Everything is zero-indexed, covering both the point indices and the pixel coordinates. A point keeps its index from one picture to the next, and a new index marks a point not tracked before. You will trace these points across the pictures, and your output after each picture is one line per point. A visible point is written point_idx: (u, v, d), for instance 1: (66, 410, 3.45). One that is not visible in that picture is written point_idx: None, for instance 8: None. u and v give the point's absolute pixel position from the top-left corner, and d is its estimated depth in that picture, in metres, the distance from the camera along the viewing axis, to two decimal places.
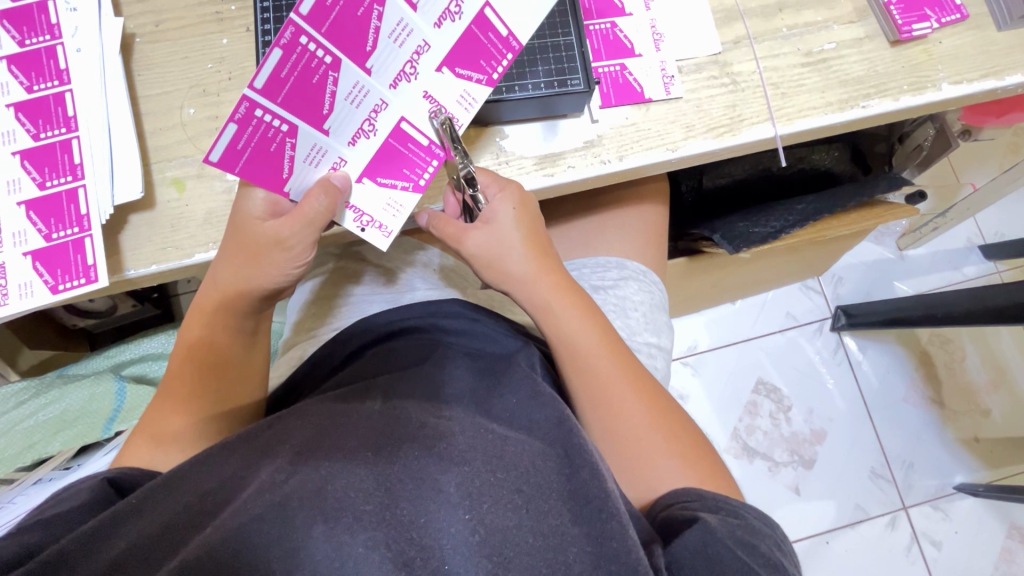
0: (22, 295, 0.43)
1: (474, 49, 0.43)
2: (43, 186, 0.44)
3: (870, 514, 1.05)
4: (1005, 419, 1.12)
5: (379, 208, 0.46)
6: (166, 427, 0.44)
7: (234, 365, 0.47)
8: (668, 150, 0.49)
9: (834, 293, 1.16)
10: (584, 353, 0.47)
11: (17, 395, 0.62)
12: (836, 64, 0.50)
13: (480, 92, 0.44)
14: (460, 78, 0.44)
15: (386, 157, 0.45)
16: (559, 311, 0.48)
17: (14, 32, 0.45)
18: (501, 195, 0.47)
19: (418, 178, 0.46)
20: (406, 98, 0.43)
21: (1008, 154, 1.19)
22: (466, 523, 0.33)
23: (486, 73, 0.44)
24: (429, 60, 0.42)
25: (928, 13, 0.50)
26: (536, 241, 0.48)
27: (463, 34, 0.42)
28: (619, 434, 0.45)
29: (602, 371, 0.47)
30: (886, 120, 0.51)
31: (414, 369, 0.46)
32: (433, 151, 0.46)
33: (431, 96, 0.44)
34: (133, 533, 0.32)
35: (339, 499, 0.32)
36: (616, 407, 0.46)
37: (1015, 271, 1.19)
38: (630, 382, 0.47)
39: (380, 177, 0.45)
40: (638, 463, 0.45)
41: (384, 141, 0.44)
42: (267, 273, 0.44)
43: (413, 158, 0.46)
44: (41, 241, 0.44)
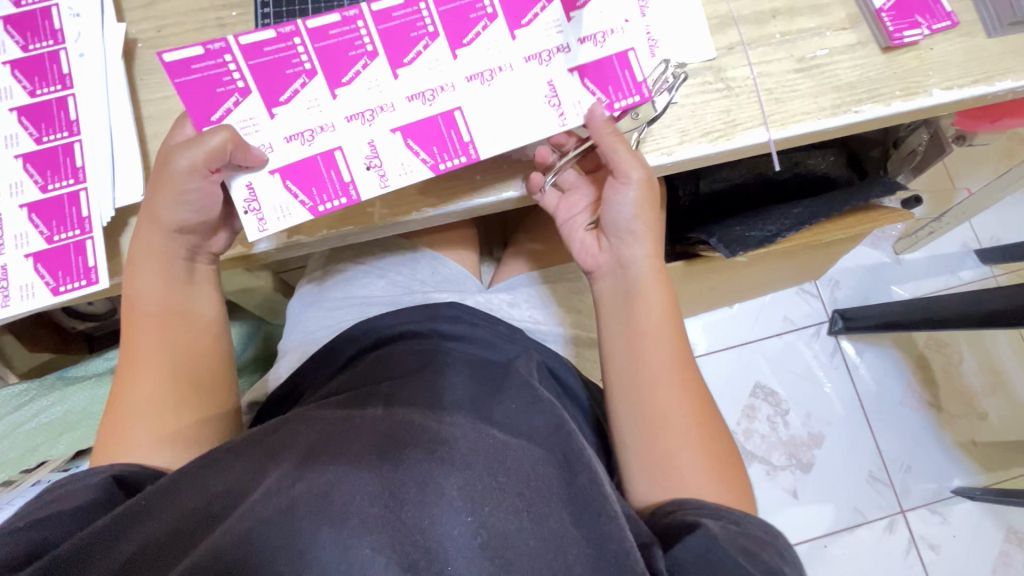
0: (22, 297, 0.43)
1: (436, 134, 0.46)
2: (45, 189, 0.45)
3: (868, 518, 1.05)
4: (1002, 422, 1.12)
5: (271, 205, 0.45)
6: (137, 388, 0.44)
7: (185, 318, 0.47)
8: (663, 154, 0.49)
9: (832, 297, 1.16)
10: (664, 335, 0.48)
11: (17, 396, 0.62)
12: (828, 70, 0.51)
13: (415, 165, 0.46)
14: (406, 150, 0.46)
15: (307, 171, 0.45)
16: (651, 291, 0.48)
17: (17, 37, 0.46)
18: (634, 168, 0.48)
19: (320, 203, 0.45)
20: (353, 139, 0.46)
21: (1003, 158, 1.20)
22: (468, 526, 0.33)
23: (433, 158, 0.46)
24: (390, 119, 0.46)
25: (919, 20, 0.51)
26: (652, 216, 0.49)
27: (427, 119, 0.46)
28: (667, 418, 0.45)
29: (671, 362, 0.47)
30: (878, 125, 0.52)
31: (416, 374, 0.47)
32: (349, 189, 0.45)
33: (373, 145, 0.46)
34: (144, 535, 0.32)
35: (345, 503, 0.32)
36: (672, 401, 0.46)
37: (1010, 275, 1.19)
38: (689, 384, 0.47)
39: (290, 180, 0.45)
40: (667, 463, 0.45)
41: (313, 156, 0.45)
42: (170, 206, 0.44)
43: (327, 183, 0.45)
44: (42, 243, 0.44)
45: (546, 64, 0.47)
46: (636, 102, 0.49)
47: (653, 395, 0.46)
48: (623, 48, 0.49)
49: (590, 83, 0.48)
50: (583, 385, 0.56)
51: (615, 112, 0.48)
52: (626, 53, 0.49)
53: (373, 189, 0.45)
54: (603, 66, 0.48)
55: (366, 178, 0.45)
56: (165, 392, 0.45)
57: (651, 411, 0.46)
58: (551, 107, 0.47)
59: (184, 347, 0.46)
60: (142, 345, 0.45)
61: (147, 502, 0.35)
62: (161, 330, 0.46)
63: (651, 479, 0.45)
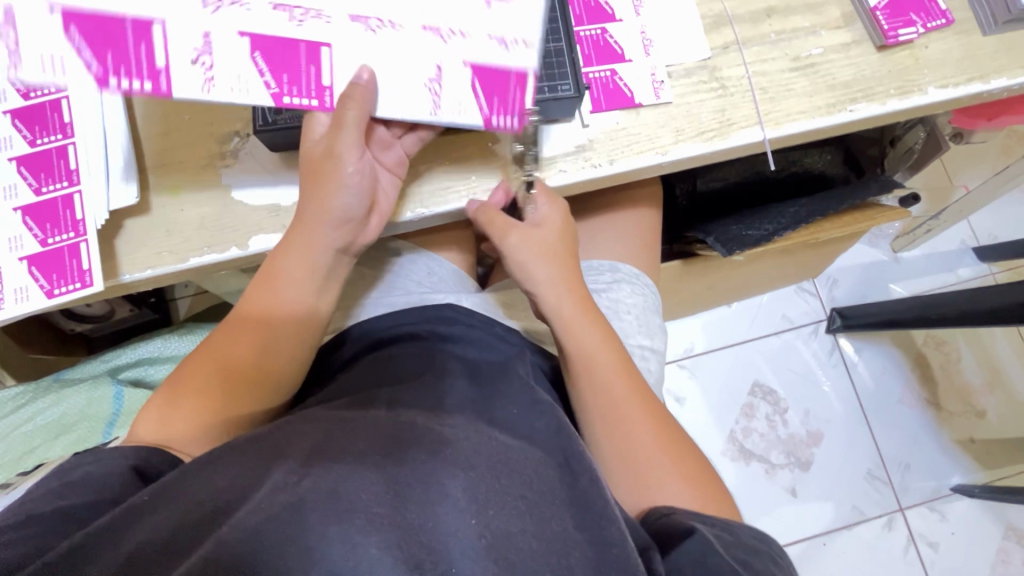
0: (17, 300, 0.43)
1: (290, 61, 0.40)
2: (39, 191, 0.44)
3: (867, 515, 1.05)
4: (1000, 420, 1.12)
5: (38, 55, 0.37)
6: (226, 375, 0.46)
7: (275, 327, 0.46)
8: (657, 154, 0.49)
9: (829, 296, 1.16)
10: (593, 365, 0.49)
11: (14, 399, 0.61)
12: (823, 69, 0.51)
13: (253, 85, 0.40)
14: (245, 61, 0.39)
15: (108, 34, 0.38)
16: (580, 325, 0.49)
17: None
18: (549, 207, 0.49)
19: (110, 78, 0.38)
20: (186, 20, 0.39)
21: (1002, 155, 1.20)
22: (473, 527, 0.33)
23: (276, 83, 0.40)
24: (239, 18, 0.39)
25: (914, 18, 0.51)
26: (563, 250, 0.51)
27: (286, 41, 0.40)
28: (618, 440, 0.47)
29: (610, 386, 0.48)
30: (874, 124, 0.52)
31: (417, 376, 0.47)
32: (158, 77, 0.38)
33: (206, 38, 0.39)
34: (145, 530, 0.32)
35: (351, 501, 0.32)
36: (626, 424, 0.47)
37: (1008, 273, 1.20)
38: (635, 400, 0.48)
39: (76, 30, 0.37)
40: (641, 477, 0.45)
41: (119, 16, 0.38)
42: (333, 195, 0.43)
43: (130, 56, 0.38)
44: (36, 246, 0.43)
45: (442, 42, 0.42)
46: (512, 127, 0.45)
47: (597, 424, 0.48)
48: (523, 67, 0.44)
49: (477, 86, 0.43)
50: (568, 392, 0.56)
51: (491, 127, 0.44)
52: (527, 75, 0.44)
53: (189, 90, 0.39)
54: (500, 75, 0.44)
55: (185, 74, 0.39)
56: (239, 393, 0.46)
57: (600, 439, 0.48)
58: (427, 90, 0.43)
59: (286, 352, 0.47)
60: (255, 338, 0.46)
61: (149, 496, 0.34)
62: (265, 324, 0.46)
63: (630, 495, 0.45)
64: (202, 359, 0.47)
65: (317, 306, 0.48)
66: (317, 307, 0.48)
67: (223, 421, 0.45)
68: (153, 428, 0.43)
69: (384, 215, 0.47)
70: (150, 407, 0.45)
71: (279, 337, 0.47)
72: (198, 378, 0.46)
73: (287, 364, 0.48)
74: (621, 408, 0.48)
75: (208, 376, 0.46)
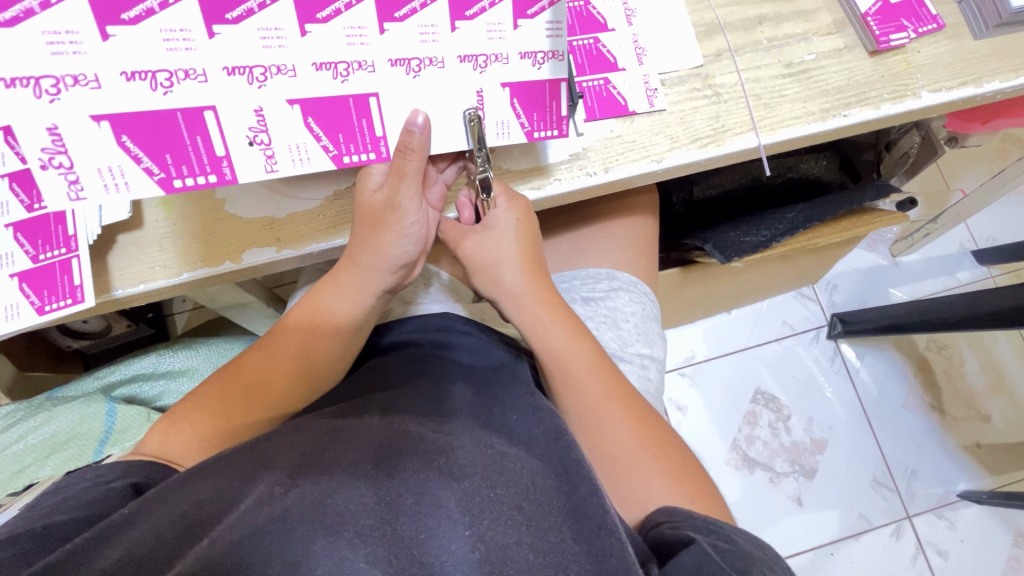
0: (8, 317, 0.42)
1: (343, 119, 0.40)
2: (32, 208, 0.43)
3: (874, 524, 1.04)
4: (1006, 425, 1.11)
5: (92, 168, 0.35)
6: (256, 398, 0.46)
7: (313, 358, 0.48)
8: (652, 161, 0.49)
9: (829, 301, 1.16)
10: (574, 371, 0.48)
11: (4, 418, 0.61)
12: (816, 74, 0.51)
13: (315, 152, 0.40)
14: (304, 130, 0.40)
15: (159, 131, 0.36)
16: (549, 325, 0.48)
17: None
18: (508, 207, 0.46)
19: (175, 174, 0.37)
20: (233, 99, 0.37)
21: (996, 159, 1.21)
22: (467, 539, 0.32)
23: (337, 147, 0.41)
24: (287, 86, 0.38)
25: (905, 23, 0.51)
26: (531, 258, 0.49)
27: (336, 102, 0.40)
28: (606, 446, 0.46)
29: (590, 389, 0.48)
30: (868, 129, 0.52)
31: (411, 385, 0.47)
32: (221, 166, 0.38)
33: (261, 115, 0.38)
34: (126, 543, 0.30)
35: (340, 513, 0.31)
36: (604, 428, 0.47)
37: (1008, 275, 1.19)
38: (618, 398, 0.48)
39: (128, 136, 0.35)
40: (628, 480, 0.45)
41: (171, 111, 0.36)
42: (392, 244, 0.44)
43: (190, 152, 0.37)
44: (28, 263, 0.43)
45: (481, 70, 0.42)
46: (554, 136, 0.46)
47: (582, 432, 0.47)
48: (558, 77, 0.44)
49: (518, 104, 0.44)
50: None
51: (531, 136, 0.45)
52: (560, 81, 0.45)
53: (253, 173, 0.39)
54: (535, 89, 0.44)
55: (245, 155, 0.39)
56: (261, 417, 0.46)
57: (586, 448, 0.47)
58: (468, 117, 0.43)
59: (319, 380, 0.49)
60: (294, 364, 0.48)
61: (137, 509, 0.34)
62: (306, 354, 0.48)
63: (617, 499, 0.45)
64: (234, 378, 0.47)
65: (354, 342, 0.50)
66: (355, 342, 0.50)
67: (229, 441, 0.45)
68: (164, 442, 0.43)
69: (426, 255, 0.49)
70: (166, 421, 0.44)
71: (315, 366, 0.48)
72: (222, 398, 0.46)
73: (315, 391, 0.49)
74: (598, 411, 0.47)
75: (237, 400, 0.46)
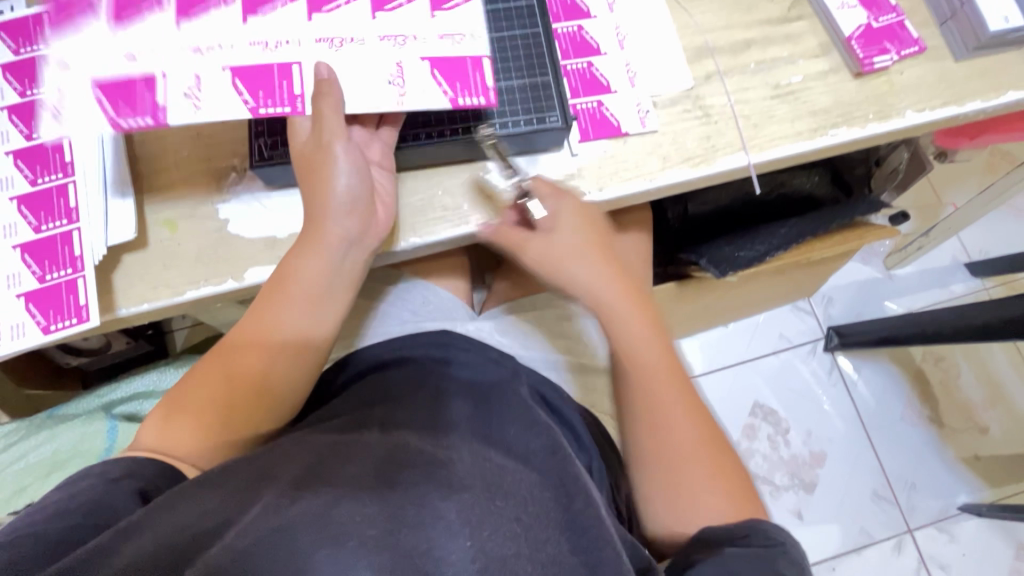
0: (13, 337, 0.43)
1: (267, 81, 0.42)
2: (38, 230, 0.44)
3: (875, 538, 1.03)
4: (1004, 436, 1.11)
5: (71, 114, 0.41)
6: (240, 383, 0.45)
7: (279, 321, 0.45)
8: (645, 180, 0.50)
9: (825, 313, 1.17)
10: (641, 368, 0.47)
11: (7, 437, 0.61)
12: (803, 96, 0.52)
13: (232, 102, 0.41)
14: (227, 90, 0.41)
15: (124, 86, 0.41)
16: (620, 320, 0.48)
17: (16, 83, 0.46)
18: (560, 204, 0.48)
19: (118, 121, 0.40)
20: (183, 64, 0.41)
21: (987, 172, 1.23)
22: (468, 549, 0.32)
23: (256, 102, 0.41)
24: (223, 56, 0.41)
25: (888, 46, 0.53)
26: (604, 253, 0.49)
27: (261, 66, 0.42)
28: (665, 449, 0.45)
29: (656, 388, 0.46)
30: (855, 147, 0.53)
31: (410, 399, 0.48)
32: (155, 112, 0.40)
33: (198, 76, 0.41)
34: (136, 549, 0.31)
35: (344, 524, 0.32)
36: (666, 430, 0.46)
37: (1002, 287, 1.20)
38: (682, 402, 0.46)
39: (98, 88, 0.41)
40: (679, 485, 0.44)
41: (129, 77, 0.41)
42: (330, 185, 0.44)
43: (139, 100, 0.40)
44: (34, 283, 0.43)
45: (400, 45, 0.43)
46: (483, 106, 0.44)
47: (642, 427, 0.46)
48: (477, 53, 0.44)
49: (438, 74, 0.43)
50: (580, 415, 0.54)
51: (456, 105, 0.43)
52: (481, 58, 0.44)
53: (185, 118, 0.40)
54: (455, 62, 0.43)
55: (179, 105, 0.40)
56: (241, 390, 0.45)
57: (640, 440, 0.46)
58: (393, 86, 0.42)
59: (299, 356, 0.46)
60: (267, 340, 0.45)
61: (142, 518, 0.34)
62: (277, 323, 0.45)
63: (664, 503, 0.44)
64: (214, 361, 0.46)
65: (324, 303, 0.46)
66: (329, 310, 0.47)
67: (218, 419, 0.44)
68: (162, 436, 0.43)
69: (388, 207, 0.47)
70: (160, 413, 0.45)
71: (282, 330, 0.46)
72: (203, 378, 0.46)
73: (292, 359, 0.46)
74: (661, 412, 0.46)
75: (218, 377, 0.45)
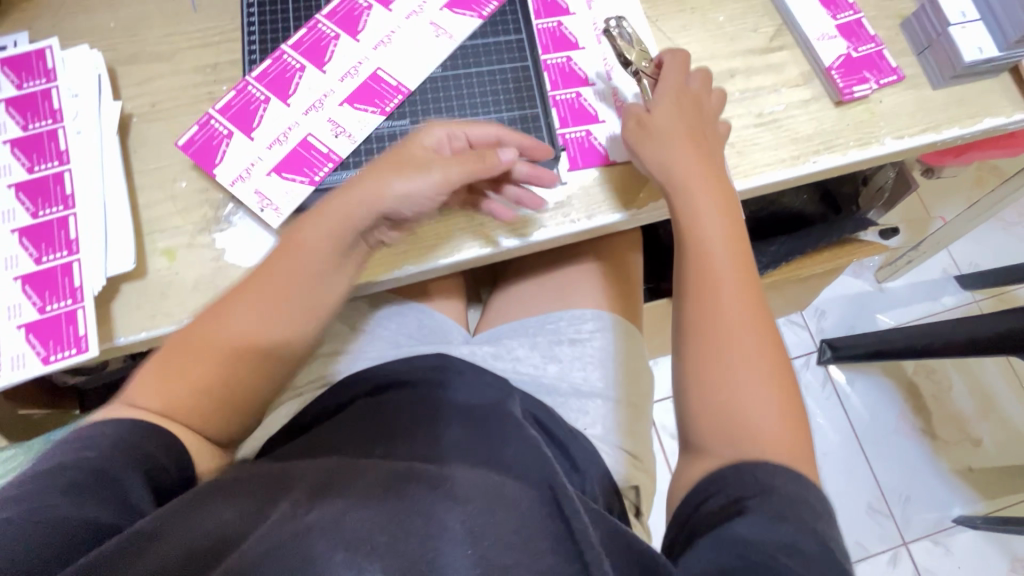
0: (13, 366, 0.43)
1: (373, 91, 0.51)
2: (39, 261, 0.45)
3: (870, 551, 1.04)
4: (997, 448, 1.12)
5: (279, 193, 0.48)
6: (237, 348, 0.43)
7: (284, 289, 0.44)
8: (634, 209, 0.51)
9: (818, 327, 1.18)
10: (715, 253, 0.46)
11: (5, 462, 0.62)
12: (786, 124, 0.54)
13: (371, 119, 0.50)
14: (355, 113, 0.50)
15: (293, 160, 0.49)
16: (701, 202, 0.46)
17: (19, 118, 0.48)
18: (669, 86, 0.49)
19: (315, 176, 0.49)
20: (314, 121, 0.50)
21: (976, 186, 1.24)
22: (469, 558, 0.34)
23: (381, 107, 0.51)
24: (336, 101, 0.50)
25: (867, 75, 0.54)
26: (697, 137, 0.48)
27: (360, 84, 0.51)
28: (731, 339, 0.43)
29: (727, 277, 0.45)
30: (838, 173, 0.54)
31: (410, 427, 0.48)
32: (330, 158, 0.49)
33: (332, 120, 0.50)
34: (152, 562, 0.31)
35: (355, 530, 0.34)
36: (734, 322, 0.44)
37: (992, 300, 1.22)
38: (748, 300, 0.45)
39: (278, 171, 0.49)
40: (732, 378, 0.43)
41: (293, 148, 0.49)
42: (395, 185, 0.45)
43: (313, 160, 0.49)
44: (35, 313, 0.44)
45: (420, 10, 0.53)
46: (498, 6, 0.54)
47: (703, 336, 0.44)
48: None
49: (457, 9, 0.53)
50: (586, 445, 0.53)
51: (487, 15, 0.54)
52: None
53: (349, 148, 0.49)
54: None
55: (339, 143, 0.50)
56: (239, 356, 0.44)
57: (695, 333, 0.44)
58: (439, 35, 0.53)
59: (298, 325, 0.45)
60: (267, 314, 0.44)
61: (156, 523, 0.33)
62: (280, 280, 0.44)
63: (714, 392, 0.43)
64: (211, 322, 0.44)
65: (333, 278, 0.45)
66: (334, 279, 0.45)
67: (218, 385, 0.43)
68: (162, 397, 0.42)
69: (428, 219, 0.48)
70: (156, 374, 0.43)
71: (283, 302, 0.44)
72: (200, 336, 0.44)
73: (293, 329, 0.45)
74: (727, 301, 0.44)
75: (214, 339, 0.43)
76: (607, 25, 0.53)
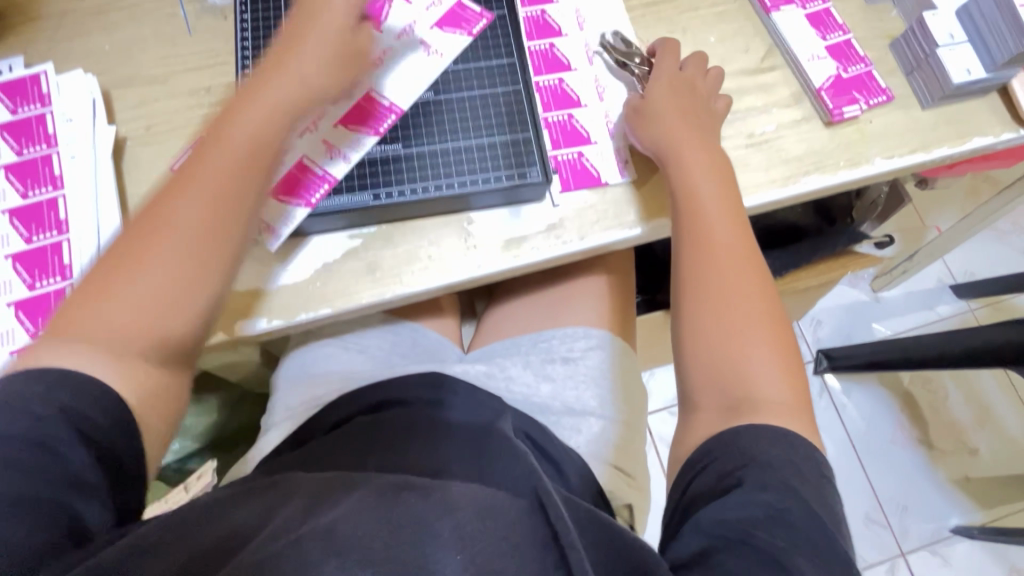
0: None
1: (365, 112, 0.50)
2: (32, 287, 0.46)
3: (868, 562, 1.04)
4: (993, 457, 1.12)
5: (276, 217, 0.48)
6: (178, 250, 0.39)
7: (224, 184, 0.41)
8: (625, 229, 0.51)
9: (815, 336, 1.18)
10: (708, 214, 0.47)
11: None
12: (776, 144, 0.54)
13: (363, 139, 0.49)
14: (349, 134, 0.49)
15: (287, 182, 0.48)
16: (695, 166, 0.49)
17: (14, 143, 0.48)
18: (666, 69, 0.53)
19: (310, 198, 0.48)
20: (307, 142, 0.49)
21: (969, 196, 1.25)
22: (458, 562, 0.35)
23: (373, 128, 0.50)
24: (326, 124, 0.50)
25: (857, 96, 0.55)
26: (691, 114, 0.51)
27: (353, 105, 0.50)
28: (724, 295, 0.45)
29: (724, 236, 0.46)
30: (829, 193, 0.55)
31: (401, 444, 0.48)
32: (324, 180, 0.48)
33: (326, 142, 0.49)
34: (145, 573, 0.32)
35: (347, 538, 0.34)
36: (730, 282, 0.45)
37: (987, 308, 1.22)
38: (744, 261, 0.46)
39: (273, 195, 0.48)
40: (727, 332, 0.44)
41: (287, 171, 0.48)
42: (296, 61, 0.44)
43: (308, 181, 0.48)
44: (27, 339, 0.44)
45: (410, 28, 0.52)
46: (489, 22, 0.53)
47: (695, 292, 0.45)
48: None
49: (447, 27, 0.52)
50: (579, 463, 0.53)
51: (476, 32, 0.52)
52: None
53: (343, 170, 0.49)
54: (451, 13, 0.52)
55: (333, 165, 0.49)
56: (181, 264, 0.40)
57: (689, 288, 0.46)
58: (430, 53, 0.51)
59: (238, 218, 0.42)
60: (207, 207, 0.40)
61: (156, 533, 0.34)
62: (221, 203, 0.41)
63: (712, 347, 0.44)
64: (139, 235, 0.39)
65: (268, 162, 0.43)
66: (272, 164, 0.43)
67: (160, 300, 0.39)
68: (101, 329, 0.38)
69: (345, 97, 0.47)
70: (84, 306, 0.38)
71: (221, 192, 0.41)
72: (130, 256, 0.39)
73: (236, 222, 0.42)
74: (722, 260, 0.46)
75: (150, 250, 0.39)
76: (602, 39, 0.56)
